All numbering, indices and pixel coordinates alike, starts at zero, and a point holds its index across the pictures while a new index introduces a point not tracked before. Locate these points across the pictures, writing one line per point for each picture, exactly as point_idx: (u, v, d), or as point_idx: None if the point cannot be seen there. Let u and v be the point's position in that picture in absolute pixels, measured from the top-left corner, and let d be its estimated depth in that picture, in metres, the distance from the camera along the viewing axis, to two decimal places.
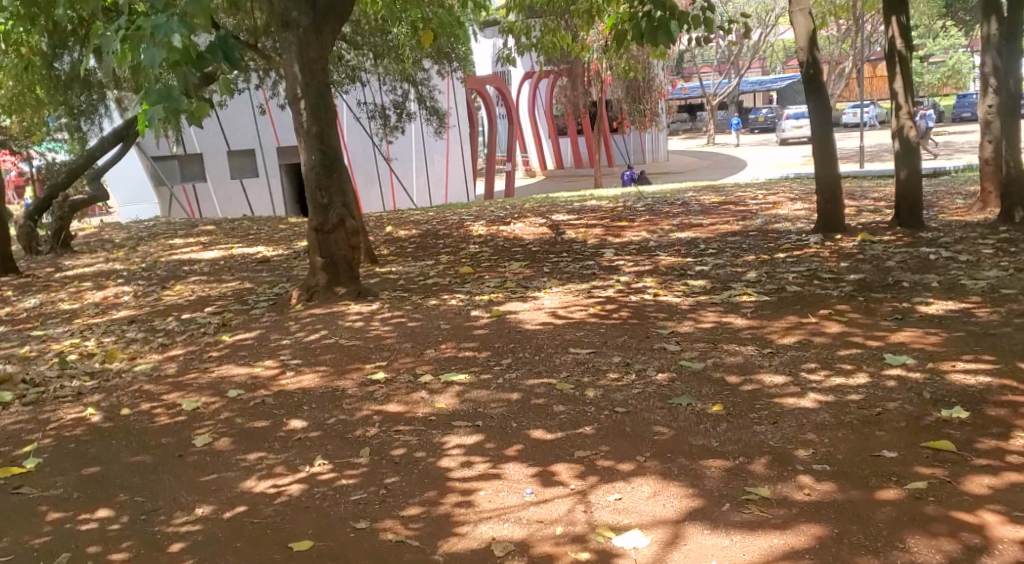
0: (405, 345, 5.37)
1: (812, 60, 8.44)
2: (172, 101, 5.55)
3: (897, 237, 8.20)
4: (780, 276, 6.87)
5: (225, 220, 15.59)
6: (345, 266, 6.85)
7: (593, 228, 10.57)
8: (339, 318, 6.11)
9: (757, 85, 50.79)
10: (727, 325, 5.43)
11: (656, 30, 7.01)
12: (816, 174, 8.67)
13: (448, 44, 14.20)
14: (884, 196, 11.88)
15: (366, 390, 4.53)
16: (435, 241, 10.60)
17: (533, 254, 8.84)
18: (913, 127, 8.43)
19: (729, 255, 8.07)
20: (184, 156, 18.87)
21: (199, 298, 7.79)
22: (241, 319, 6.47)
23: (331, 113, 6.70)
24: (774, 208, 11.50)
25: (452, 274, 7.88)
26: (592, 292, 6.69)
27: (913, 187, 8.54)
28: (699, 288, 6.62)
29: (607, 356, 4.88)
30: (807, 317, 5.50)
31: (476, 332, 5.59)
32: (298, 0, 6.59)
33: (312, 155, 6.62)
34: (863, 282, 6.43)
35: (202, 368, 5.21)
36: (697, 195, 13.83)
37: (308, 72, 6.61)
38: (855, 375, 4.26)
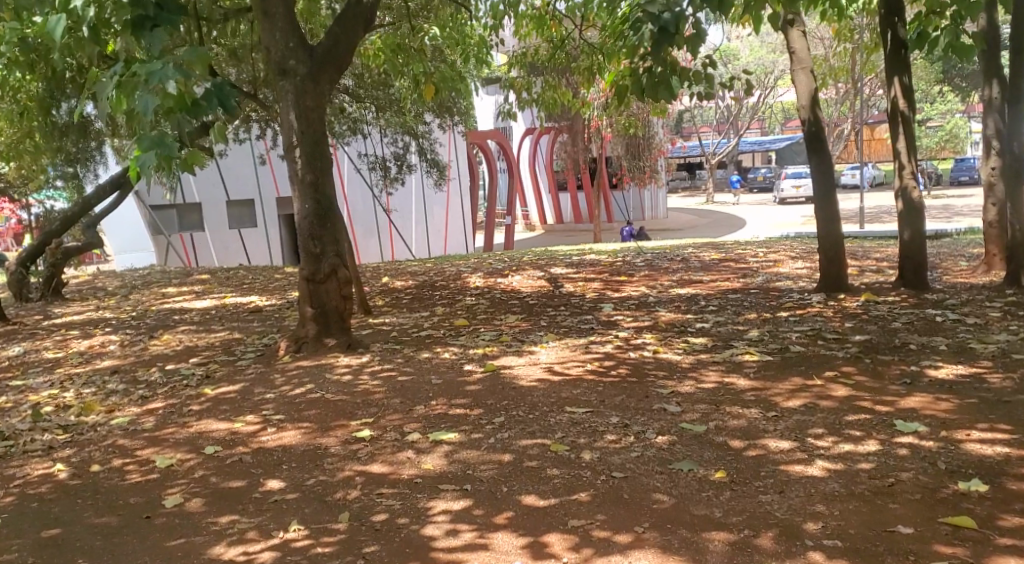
0: (394, 401, 5.16)
1: (814, 118, 8.38)
2: (164, 148, 5.44)
3: (902, 298, 8.05)
4: (783, 335, 6.70)
5: (220, 269, 15.44)
6: (336, 317, 6.67)
7: (592, 283, 10.42)
8: (327, 371, 5.90)
9: (756, 145, 51.26)
10: (728, 385, 5.24)
11: (657, 86, 6.93)
12: (818, 233, 8.54)
13: (450, 99, 14.23)
14: (887, 256, 11.76)
15: (350, 449, 4.31)
16: (431, 293, 10.45)
17: (530, 308, 8.67)
18: (917, 187, 8.33)
19: (730, 312, 7.91)
20: (184, 204, 18.61)
21: (186, 349, 7.59)
22: (226, 371, 6.26)
23: (326, 162, 6.57)
24: (774, 266, 11.37)
25: (446, 327, 7.69)
26: (590, 347, 6.50)
27: (917, 247, 8.42)
28: (699, 346, 6.44)
29: (604, 416, 4.66)
30: (812, 378, 5.30)
31: (469, 387, 5.38)
32: (296, 49, 6.53)
33: (306, 204, 6.47)
34: (869, 343, 6.25)
35: (180, 423, 5.00)
36: (697, 252, 13.72)
37: (304, 120, 6.50)
38: (865, 442, 4.04)
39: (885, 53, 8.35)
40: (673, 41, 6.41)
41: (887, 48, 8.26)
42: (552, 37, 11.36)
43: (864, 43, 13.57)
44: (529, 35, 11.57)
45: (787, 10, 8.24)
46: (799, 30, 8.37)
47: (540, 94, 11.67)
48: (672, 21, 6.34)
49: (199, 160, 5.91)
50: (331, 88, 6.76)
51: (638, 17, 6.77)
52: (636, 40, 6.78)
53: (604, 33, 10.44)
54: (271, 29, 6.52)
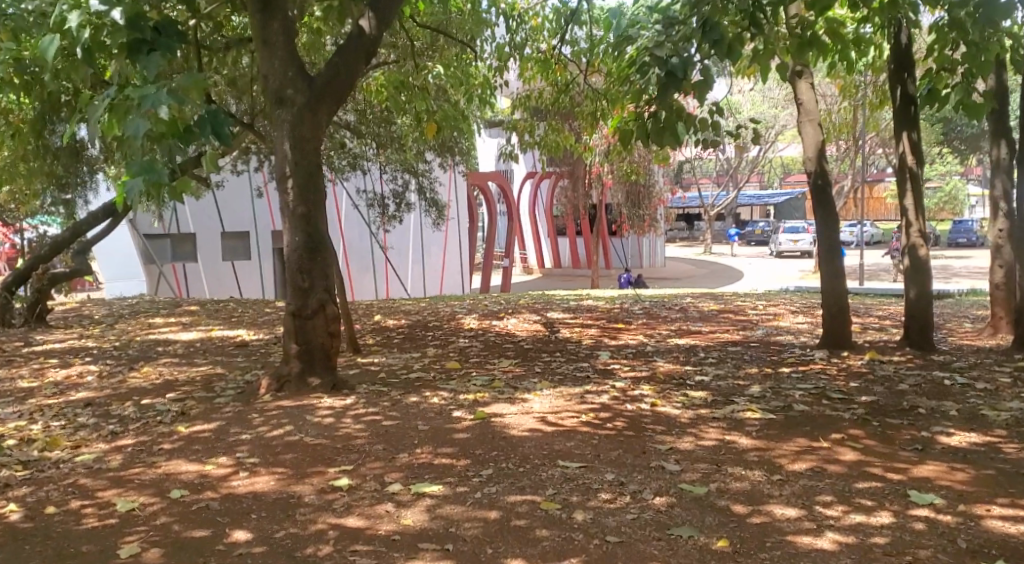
0: (377, 447, 4.87)
1: (820, 170, 8.21)
2: (154, 174, 5.27)
3: (907, 358, 7.83)
4: (786, 392, 6.44)
5: (211, 301, 15.18)
6: (322, 355, 6.40)
7: (588, 329, 10.20)
8: (309, 413, 5.62)
9: (755, 199, 51.49)
10: (730, 444, 4.96)
11: (663, 131, 6.71)
12: (821, 287, 8.32)
13: (452, 138, 14.09)
14: (889, 314, 11.56)
15: (326, 500, 4.04)
16: (424, 333, 10.21)
17: (525, 352, 8.41)
18: (925, 245, 8.12)
19: (730, 365, 7.67)
20: (178, 235, 18.42)
21: (165, 382, 7.30)
22: (203, 408, 5.98)
23: (320, 194, 6.37)
24: (774, 320, 11.15)
25: (437, 369, 7.42)
26: (586, 397, 6.22)
27: (923, 307, 8.19)
28: (699, 400, 6.17)
29: (599, 473, 4.38)
30: (819, 441, 5.03)
31: (457, 436, 5.09)
32: (294, 78, 6.37)
33: (296, 237, 6.26)
34: (877, 405, 5.99)
35: (148, 463, 4.71)
36: (695, 302, 13.53)
37: (299, 151, 6.30)
38: (877, 513, 3.78)
39: (894, 108, 8.19)
40: (681, 86, 6.22)
41: (897, 103, 8.10)
42: (557, 81, 11.24)
43: (869, 100, 13.54)
44: (534, 78, 11.45)
45: (796, 61, 8.13)
46: (808, 82, 8.24)
47: (543, 137, 11.52)
48: (680, 65, 6.15)
49: (189, 188, 5.71)
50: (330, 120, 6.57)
51: (646, 60, 6.60)
52: (642, 83, 6.62)
53: (610, 78, 10.32)
54: (270, 57, 6.36)
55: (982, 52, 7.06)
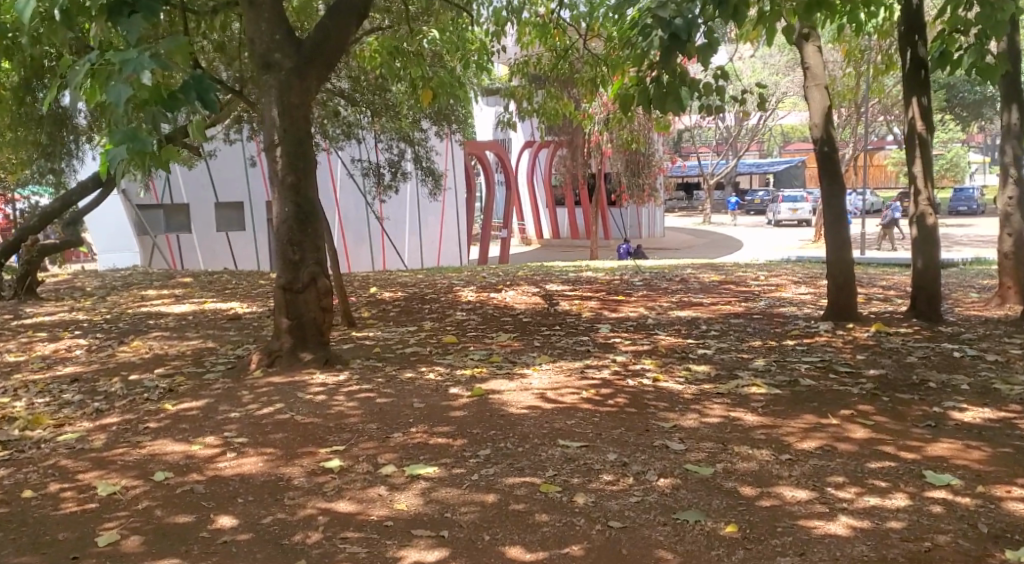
0: (371, 426, 4.69)
1: (826, 137, 7.98)
2: (138, 143, 4.99)
3: (915, 329, 7.65)
4: (792, 366, 6.27)
5: (204, 273, 14.96)
6: (314, 330, 6.21)
7: (588, 301, 10.01)
8: (300, 390, 5.44)
9: (755, 168, 51.17)
10: (736, 422, 4.78)
11: (666, 96, 6.45)
12: (827, 258, 8.12)
13: (448, 106, 13.81)
14: (893, 285, 11.38)
15: (316, 483, 3.87)
16: (420, 305, 10.03)
17: (523, 326, 8.23)
18: (933, 213, 7.91)
19: (734, 338, 7.49)
20: (171, 205, 18.16)
21: (155, 357, 7.12)
22: (191, 385, 5.80)
23: (309, 164, 6.15)
24: (777, 291, 10.96)
25: (433, 343, 7.24)
26: (586, 372, 6.05)
27: (931, 277, 8.00)
28: (702, 375, 6.00)
29: (600, 453, 4.20)
30: (827, 417, 4.86)
31: (453, 413, 4.92)
32: (282, 42, 6.13)
33: (286, 208, 6.05)
34: (886, 379, 5.82)
35: (132, 443, 4.54)
36: (696, 273, 13.34)
37: (288, 118, 6.06)
38: (893, 495, 3.61)
39: (903, 72, 7.95)
40: (685, 48, 5.97)
41: (906, 67, 7.85)
42: (556, 47, 10.95)
43: (874, 65, 13.27)
44: (532, 44, 11.17)
45: (803, 24, 7.87)
46: (814, 45, 7.99)
47: (542, 105, 11.24)
48: (685, 27, 5.90)
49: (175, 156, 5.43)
50: (319, 86, 6.33)
51: (648, 23, 6.32)
52: (645, 46, 6.37)
53: (610, 43, 10.03)
54: (256, 20, 6.10)
55: (997, 12, 6.81)
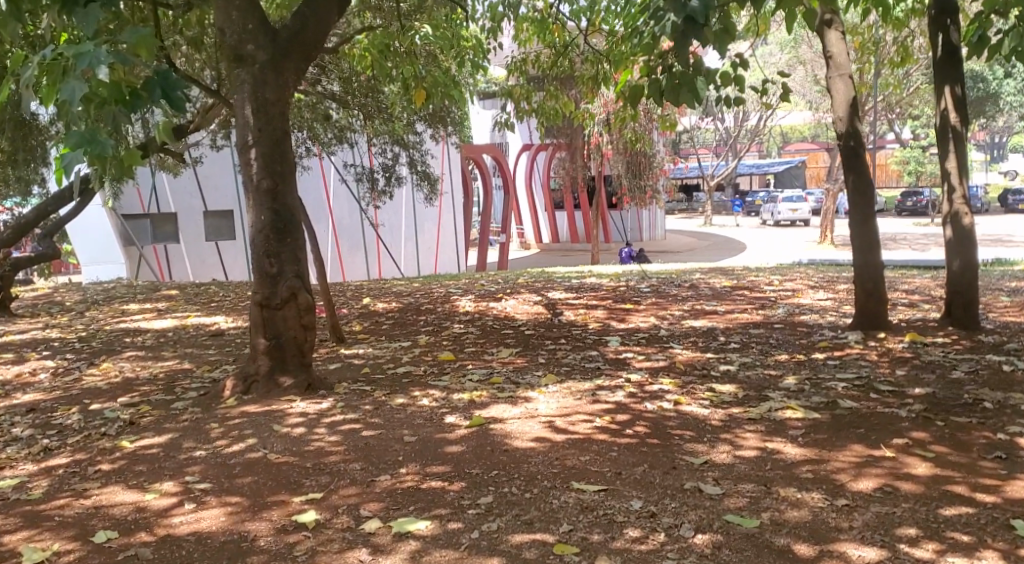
0: (354, 467, 4.06)
1: (852, 130, 7.33)
2: (96, 146, 4.15)
3: (953, 339, 7.03)
4: (827, 385, 5.62)
5: (191, 285, 14.33)
6: (295, 352, 5.57)
7: (594, 310, 9.39)
8: (277, 422, 4.81)
9: (755, 169, 50.67)
10: (775, 457, 4.15)
11: (679, 87, 5.76)
12: (854, 262, 7.49)
13: (443, 107, 13.24)
14: (917, 289, 10.75)
15: (287, 544, 3.27)
16: (415, 317, 9.40)
17: (526, 340, 7.59)
18: (969, 212, 7.30)
19: (757, 351, 6.86)
20: (158, 214, 17.57)
21: (123, 381, 6.47)
22: (156, 416, 5.15)
23: (288, 166, 5.54)
24: (793, 296, 10.32)
25: (428, 362, 6.61)
26: (599, 395, 5.41)
27: (967, 281, 7.39)
28: (729, 397, 5.37)
29: (623, 499, 3.58)
30: (879, 449, 4.23)
31: (449, 449, 4.29)
32: (255, 30, 5.50)
33: (261, 216, 5.43)
34: (935, 399, 5.19)
35: (77, 492, 3.90)
36: (706, 277, 12.73)
37: (263, 117, 5.45)
38: (981, 555, 3.02)
39: (934, 59, 7.34)
40: (702, 33, 5.23)
41: (938, 54, 7.29)
42: (555, 43, 10.32)
43: (888, 57, 12.63)
44: (531, 40, 10.53)
45: (825, 8, 7.28)
46: (838, 31, 7.41)
47: (540, 104, 10.43)
48: (702, 8, 5.12)
49: (137, 161, 4.70)
50: (297, 80, 5.72)
51: (658, 6, 5.51)
52: (653, 33, 5.71)
53: (612, 37, 9.40)
54: (226, 7, 5.47)
55: None
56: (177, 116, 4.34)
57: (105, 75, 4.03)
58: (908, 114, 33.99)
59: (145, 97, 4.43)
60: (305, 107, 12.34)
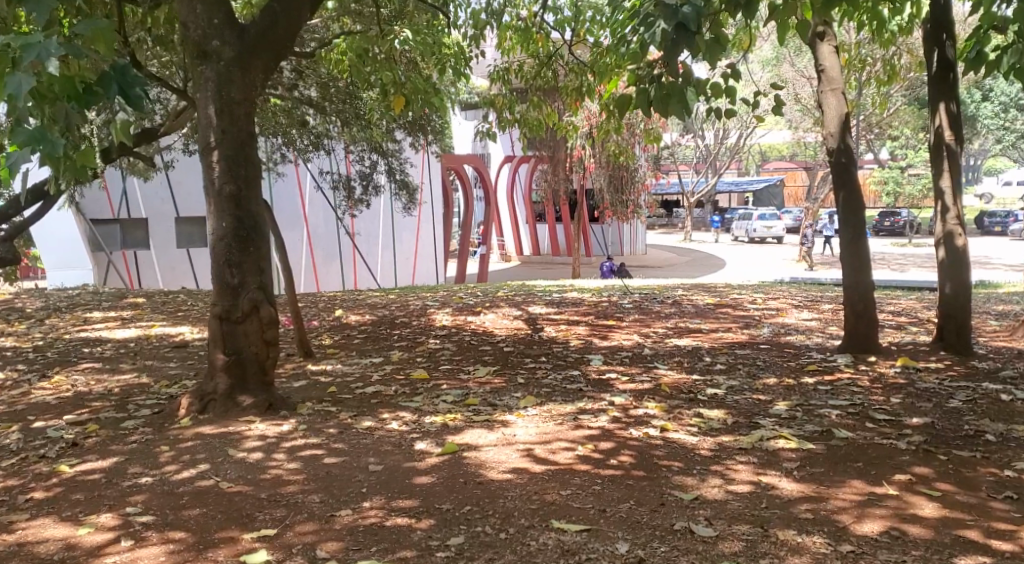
0: (313, 500, 3.72)
1: (844, 145, 7.08)
2: (47, 143, 3.64)
3: (947, 365, 6.79)
4: (820, 412, 5.33)
5: (159, 293, 13.86)
6: (256, 368, 5.21)
7: (576, 327, 9.07)
8: (233, 446, 4.44)
9: (733, 186, 50.69)
10: (771, 493, 3.84)
11: (669, 98, 5.38)
12: (844, 283, 7.24)
13: (423, 115, 12.93)
14: (903, 310, 10.53)
15: None
16: (389, 331, 9.05)
17: (504, 357, 7.26)
18: (963, 233, 7.07)
19: (744, 373, 6.56)
20: (128, 220, 17.07)
21: (74, 396, 6.04)
22: (101, 437, 4.75)
23: (253, 170, 5.20)
24: (778, 316, 10.07)
25: (400, 381, 6.25)
26: (581, 419, 5.09)
27: (961, 306, 7.16)
28: (718, 423, 5.07)
29: (608, 541, 3.29)
30: (881, 486, 3.95)
31: (418, 480, 3.96)
32: (221, 26, 5.16)
33: (222, 223, 5.08)
34: (934, 430, 4.92)
35: (2, 526, 3.51)
36: (689, 294, 12.46)
37: (227, 117, 5.11)
38: None
39: (929, 75, 7.14)
40: (694, 41, 4.89)
41: (932, 70, 7.08)
42: (539, 53, 10.03)
43: (875, 75, 12.43)
44: (514, 48, 10.19)
45: (819, 20, 7.04)
46: (831, 44, 7.17)
47: (523, 114, 10.03)
48: (695, 16, 4.80)
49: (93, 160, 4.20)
50: (265, 79, 5.38)
51: (648, 11, 5.18)
52: (640, 40, 5.39)
53: (597, 48, 9.10)
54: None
55: None
56: (138, 117, 3.89)
57: (55, 69, 3.59)
58: (887, 135, 34.10)
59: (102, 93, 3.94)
60: (280, 112, 11.97)
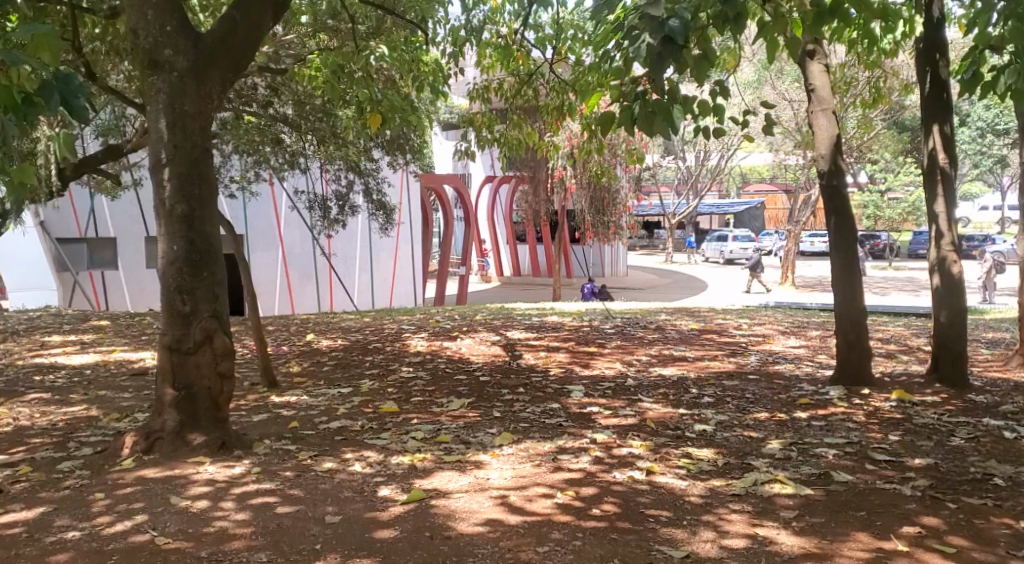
0: (260, 559, 3.34)
1: (834, 168, 6.77)
2: None
3: (944, 398, 6.48)
4: (816, 452, 4.98)
5: (123, 315, 13.34)
6: (209, 404, 4.80)
7: (556, 354, 8.71)
8: (177, 492, 4.04)
9: (714, 209, 50.70)
10: (769, 550, 3.49)
11: (654, 115, 5.05)
12: (836, 311, 6.92)
13: (400, 134, 12.58)
14: (893, 338, 10.25)
15: None
16: (361, 357, 8.65)
17: (479, 388, 6.85)
18: (957, 259, 6.77)
19: (733, 407, 6.21)
20: (96, 239, 16.61)
21: (14, 431, 5.59)
22: (32, 482, 4.32)
23: (208, 189, 4.81)
24: (765, 343, 9.74)
25: (367, 414, 5.85)
26: (560, 460, 4.71)
27: (954, 334, 6.86)
28: (708, 464, 4.71)
29: None
30: (889, 541, 3.62)
31: (380, 534, 3.58)
32: (175, 34, 4.78)
33: (173, 246, 4.69)
34: (938, 472, 4.58)
35: None
36: (672, 319, 12.13)
37: (180, 133, 4.73)
38: None
39: (922, 95, 6.87)
40: (682, 56, 4.55)
41: (926, 90, 6.81)
42: (520, 71, 9.70)
43: (861, 97, 12.24)
44: (494, 67, 9.80)
45: (809, 37, 6.76)
46: (822, 63, 6.90)
47: (502, 133, 9.69)
48: (682, 29, 4.46)
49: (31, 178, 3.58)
50: (222, 91, 4.99)
51: (633, 23, 4.84)
52: (623, 54, 5.05)
53: (579, 66, 8.76)
54: (141, 6, 4.75)
55: None
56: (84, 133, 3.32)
57: None
58: (868, 160, 34.17)
59: (41, 104, 3.37)
60: (253, 129, 11.59)
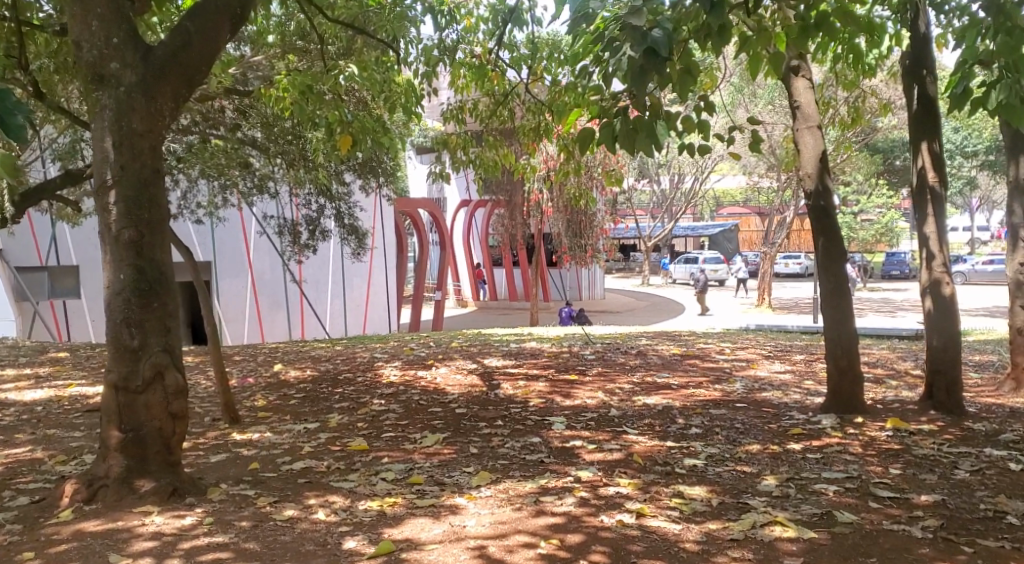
0: None
1: (823, 188, 6.48)
2: None
3: (943, 427, 6.19)
4: (815, 488, 4.66)
5: (83, 346, 12.80)
6: (159, 446, 4.39)
7: (535, 382, 8.35)
8: (118, 549, 3.65)
9: (689, 232, 50.69)
10: None
11: (636, 132, 4.70)
12: (826, 336, 6.62)
13: (372, 156, 12.22)
14: (880, 361, 9.99)
15: None
16: (331, 388, 8.23)
17: (455, 422, 6.46)
18: (951, 282, 6.49)
19: (723, 439, 5.88)
20: (57, 267, 16.11)
21: None
22: None
23: (159, 214, 4.43)
24: (749, 368, 9.42)
25: (333, 453, 5.45)
26: (542, 502, 4.35)
27: (949, 359, 6.57)
28: (703, 505, 4.38)
29: None
30: None
31: None
32: (121, 47, 4.42)
33: (120, 274, 4.30)
34: (947, 510, 4.29)
35: None
36: (653, 344, 11.80)
37: (128, 152, 4.35)
38: None
39: (909, 112, 6.63)
40: (665, 69, 4.21)
41: (913, 108, 6.58)
42: (495, 91, 9.40)
43: (841, 118, 12.03)
44: (467, 87, 9.49)
45: (793, 53, 6.51)
46: (806, 79, 6.63)
47: (477, 155, 9.36)
48: (665, 40, 4.13)
49: None
50: (176, 108, 4.63)
51: (614, 34, 4.52)
52: (604, 67, 4.72)
53: (555, 86, 8.42)
54: (85, 16, 4.41)
55: None
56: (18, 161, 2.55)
57: None
58: (842, 182, 34.26)
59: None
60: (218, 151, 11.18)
